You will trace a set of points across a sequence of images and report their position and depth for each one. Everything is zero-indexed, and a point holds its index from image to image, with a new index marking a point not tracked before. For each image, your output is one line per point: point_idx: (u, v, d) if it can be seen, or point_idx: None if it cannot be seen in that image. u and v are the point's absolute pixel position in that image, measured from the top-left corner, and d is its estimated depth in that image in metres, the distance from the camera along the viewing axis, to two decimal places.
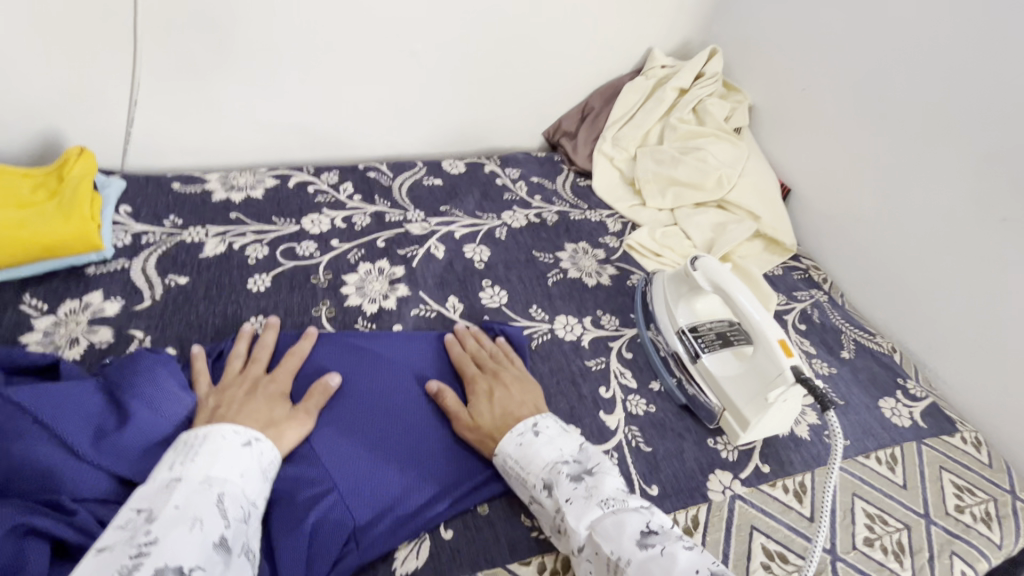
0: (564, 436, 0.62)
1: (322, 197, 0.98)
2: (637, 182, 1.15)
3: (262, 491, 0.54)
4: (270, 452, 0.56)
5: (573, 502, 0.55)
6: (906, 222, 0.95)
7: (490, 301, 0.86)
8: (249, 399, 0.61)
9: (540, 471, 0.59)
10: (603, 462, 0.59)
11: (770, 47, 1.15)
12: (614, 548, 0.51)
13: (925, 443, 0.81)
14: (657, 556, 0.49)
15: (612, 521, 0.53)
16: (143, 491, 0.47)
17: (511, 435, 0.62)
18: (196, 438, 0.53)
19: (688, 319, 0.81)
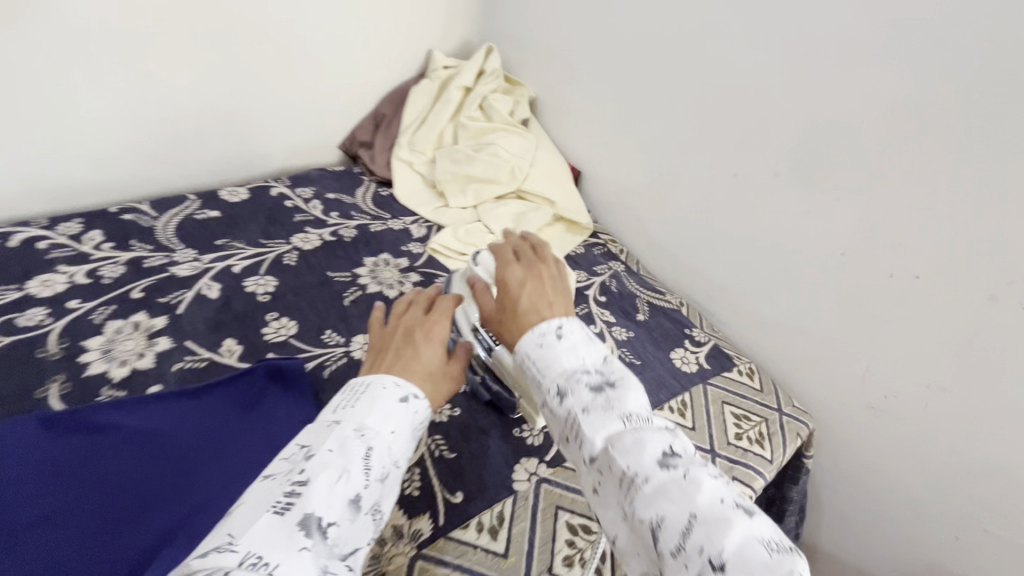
0: (588, 345, 0.54)
1: (57, 252, 0.83)
2: (439, 184, 1.14)
3: (407, 450, 0.53)
4: (425, 410, 0.55)
5: (590, 412, 0.48)
6: (672, 189, 1.05)
7: (276, 336, 0.80)
8: (416, 347, 0.59)
9: (556, 377, 0.52)
10: (631, 376, 0.52)
11: (539, 40, 1.20)
12: (631, 463, 0.44)
13: (709, 384, 0.90)
14: (679, 479, 0.43)
15: (632, 438, 0.45)
16: (309, 430, 0.50)
17: (532, 335, 0.55)
18: (360, 386, 0.55)
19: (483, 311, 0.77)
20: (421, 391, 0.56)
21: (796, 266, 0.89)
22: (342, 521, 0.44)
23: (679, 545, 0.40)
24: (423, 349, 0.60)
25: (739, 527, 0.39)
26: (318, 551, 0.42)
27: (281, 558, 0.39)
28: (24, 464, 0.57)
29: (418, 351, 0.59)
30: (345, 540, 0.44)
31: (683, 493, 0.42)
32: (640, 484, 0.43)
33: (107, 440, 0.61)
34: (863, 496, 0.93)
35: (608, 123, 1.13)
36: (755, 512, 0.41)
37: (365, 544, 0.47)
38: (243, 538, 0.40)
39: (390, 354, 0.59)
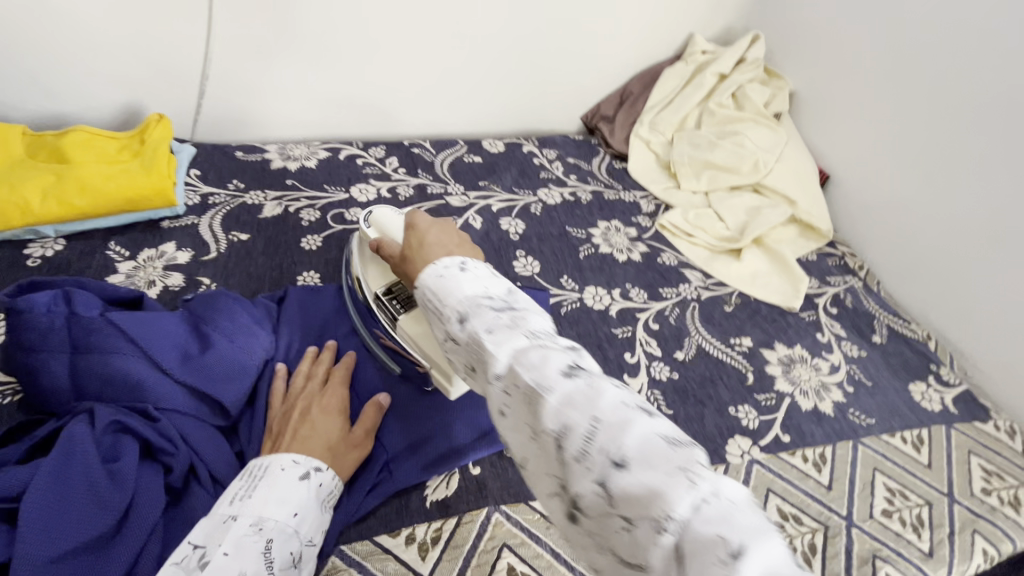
0: (496, 278, 0.49)
1: (369, 169, 1.04)
2: (672, 165, 1.16)
3: (320, 525, 0.51)
4: (330, 482, 0.54)
5: (493, 331, 0.43)
6: (953, 212, 0.95)
7: (523, 270, 0.91)
8: (311, 419, 0.58)
9: (457, 303, 0.46)
10: (534, 302, 0.47)
11: (816, 32, 1.14)
12: (534, 377, 0.40)
13: (955, 428, 0.81)
14: (582, 391, 0.39)
15: (536, 352, 0.41)
16: (203, 524, 0.47)
17: (434, 268, 0.50)
18: (259, 468, 0.52)
19: (384, 280, 0.69)
20: (321, 461, 0.54)
21: None
22: None
23: (582, 450, 0.36)
24: (320, 422, 0.58)
25: (642, 429, 0.36)
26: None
27: None
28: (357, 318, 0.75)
29: (314, 425, 0.57)
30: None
31: (620, 416, 0.37)
32: (543, 395, 0.39)
33: None
34: None
35: (882, 127, 1.05)
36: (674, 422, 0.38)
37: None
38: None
39: (286, 431, 0.56)
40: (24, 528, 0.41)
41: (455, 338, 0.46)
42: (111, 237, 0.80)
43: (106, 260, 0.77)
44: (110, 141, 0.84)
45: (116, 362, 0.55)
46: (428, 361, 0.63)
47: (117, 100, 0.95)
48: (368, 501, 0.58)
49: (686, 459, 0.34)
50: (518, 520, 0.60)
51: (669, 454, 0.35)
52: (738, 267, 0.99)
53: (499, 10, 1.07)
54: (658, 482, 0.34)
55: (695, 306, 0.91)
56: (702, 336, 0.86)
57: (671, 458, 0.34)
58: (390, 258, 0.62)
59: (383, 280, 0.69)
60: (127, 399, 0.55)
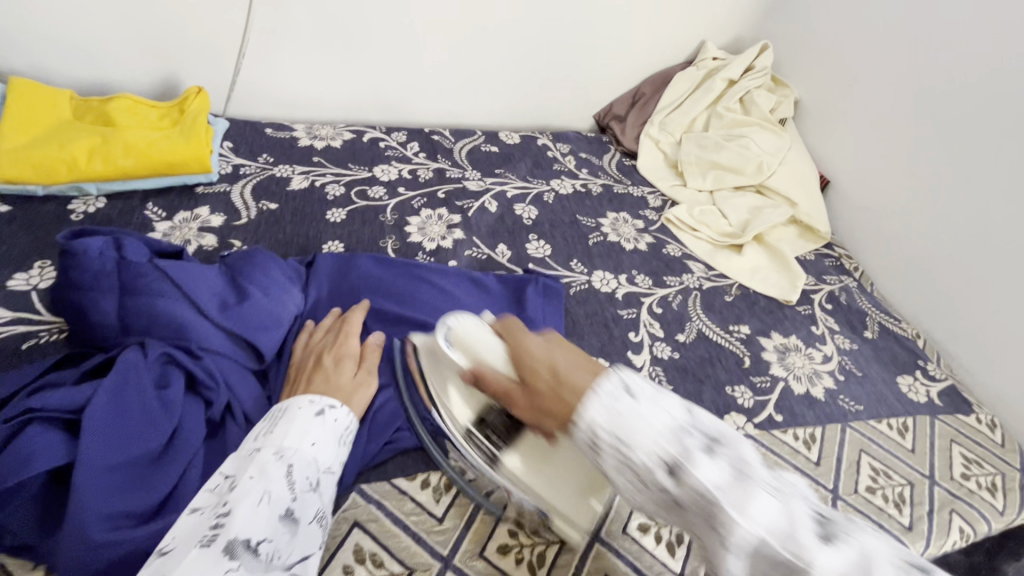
0: (663, 398, 0.46)
1: (391, 152, 1.09)
2: (680, 164, 1.21)
3: (339, 456, 0.54)
4: (345, 418, 0.57)
5: (721, 487, 0.40)
6: (946, 217, 1.00)
7: (535, 252, 0.96)
8: (321, 369, 0.61)
9: (654, 450, 0.42)
10: (722, 425, 0.45)
11: (822, 44, 1.19)
12: (786, 545, 0.38)
13: (939, 418, 0.85)
14: (845, 551, 0.37)
15: (780, 511, 0.39)
16: (231, 459, 0.49)
17: (597, 395, 0.45)
18: (279, 410, 0.55)
19: (468, 409, 0.62)
20: (335, 401, 0.57)
21: None
22: (272, 537, 0.44)
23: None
24: (334, 371, 0.61)
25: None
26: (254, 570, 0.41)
27: None
28: (381, 284, 0.79)
29: (329, 374, 0.61)
30: (284, 553, 0.44)
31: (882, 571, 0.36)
32: (807, 571, 0.37)
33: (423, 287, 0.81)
34: None
35: (881, 136, 1.10)
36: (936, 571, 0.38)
37: (314, 553, 0.47)
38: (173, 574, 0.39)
39: (301, 380, 0.60)
40: (87, 434, 0.45)
41: (651, 485, 0.42)
42: (148, 199, 0.84)
43: (144, 219, 0.81)
44: (151, 109, 0.88)
45: (164, 303, 0.59)
46: (549, 504, 0.58)
47: (157, 73, 1.00)
48: (385, 447, 0.62)
49: None
50: None
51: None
52: (739, 261, 1.03)
53: (522, 7, 1.12)
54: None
55: (697, 294, 0.95)
56: (702, 321, 0.91)
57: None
58: (503, 392, 0.55)
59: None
60: (171, 337, 0.59)
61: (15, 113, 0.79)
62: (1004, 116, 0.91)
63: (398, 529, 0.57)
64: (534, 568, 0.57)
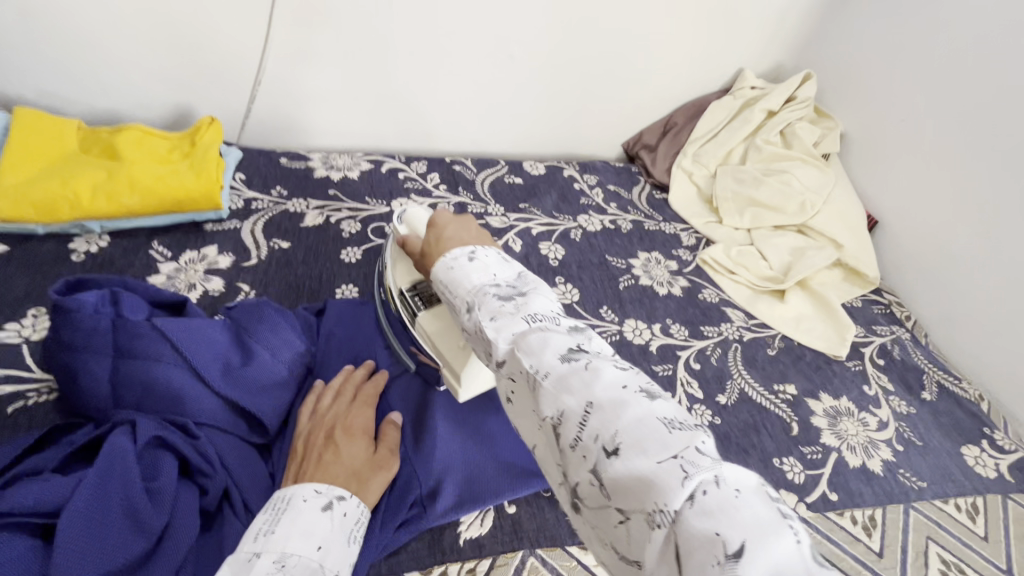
0: (500, 264, 0.51)
1: (410, 183, 1.04)
2: (715, 200, 1.14)
3: (347, 559, 0.47)
4: (355, 510, 0.50)
5: (496, 318, 0.44)
6: (1013, 268, 0.91)
7: (562, 297, 0.89)
8: (336, 446, 0.55)
9: (464, 295, 0.47)
10: (542, 285, 0.48)
11: (870, 76, 1.12)
12: (533, 363, 0.40)
13: (1011, 498, 0.76)
14: (580, 370, 0.38)
15: (536, 336, 0.41)
16: (225, 566, 0.43)
17: (442, 260, 0.51)
18: (282, 502, 0.48)
19: (409, 277, 0.66)
20: (346, 490, 0.51)
21: None
22: None
23: (576, 436, 0.36)
24: (346, 446, 0.55)
25: (637, 410, 0.35)
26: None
27: None
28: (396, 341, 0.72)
29: (341, 450, 0.54)
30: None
31: (582, 382, 0.37)
32: (594, 406, 0.36)
33: None
34: None
35: (938, 174, 1.01)
36: (663, 398, 0.37)
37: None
38: None
39: (310, 457, 0.53)
40: (59, 549, 0.39)
41: (467, 328, 0.47)
42: (154, 237, 0.80)
43: (148, 259, 0.76)
44: (161, 141, 0.84)
45: (161, 371, 0.54)
46: (442, 358, 0.61)
47: (170, 100, 0.96)
48: (399, 536, 0.55)
49: (682, 443, 0.33)
50: (555, 566, 0.57)
51: (662, 437, 0.34)
52: (782, 309, 0.96)
53: (552, 34, 1.06)
54: (648, 468, 0.32)
55: (737, 347, 0.88)
56: (745, 379, 0.83)
57: (665, 441, 0.33)
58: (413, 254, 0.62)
59: (417, 284, 0.66)
60: (167, 410, 0.53)
61: (19, 147, 0.75)
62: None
63: None
64: None
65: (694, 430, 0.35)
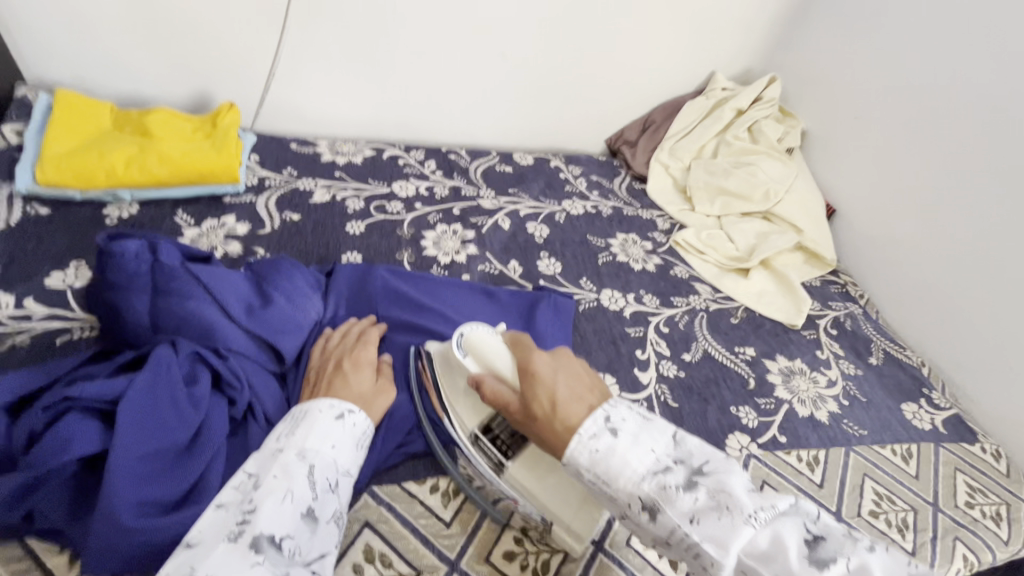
0: (647, 432, 0.50)
1: (409, 169, 1.13)
2: (689, 190, 1.24)
3: (357, 459, 0.56)
4: (363, 422, 0.58)
5: (700, 521, 0.44)
6: (949, 249, 1.02)
7: (546, 269, 0.98)
8: (344, 373, 0.63)
9: (632, 489, 0.47)
10: (708, 450, 0.49)
11: (828, 79, 1.23)
12: (776, 571, 0.42)
13: (943, 446, 0.85)
14: (843, 575, 0.40)
15: (768, 538, 0.43)
16: (254, 458, 0.52)
17: (580, 438, 0.50)
18: (300, 412, 0.56)
19: (477, 416, 0.63)
20: (354, 405, 0.59)
21: None
22: (296, 534, 0.46)
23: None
24: (355, 375, 0.63)
25: None
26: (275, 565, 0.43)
27: None
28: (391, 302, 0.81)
29: (348, 377, 0.63)
30: (303, 550, 0.46)
31: None
32: None
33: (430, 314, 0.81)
34: None
35: (888, 166, 1.12)
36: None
37: (332, 551, 0.49)
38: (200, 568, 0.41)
39: (323, 382, 0.62)
40: (122, 425, 0.47)
41: (646, 527, 0.48)
42: (178, 206, 0.89)
43: (173, 225, 0.85)
44: (186, 122, 0.93)
45: (194, 305, 0.62)
46: (550, 516, 0.57)
47: (192, 89, 1.05)
48: (396, 454, 0.64)
49: None
50: None
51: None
52: (746, 285, 1.05)
53: (540, 36, 1.17)
54: None
55: (704, 315, 0.97)
56: (709, 342, 0.92)
57: None
58: (498, 403, 0.58)
59: None
60: (200, 337, 0.61)
61: (61, 122, 0.84)
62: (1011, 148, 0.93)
63: (407, 532, 0.58)
64: None
65: None
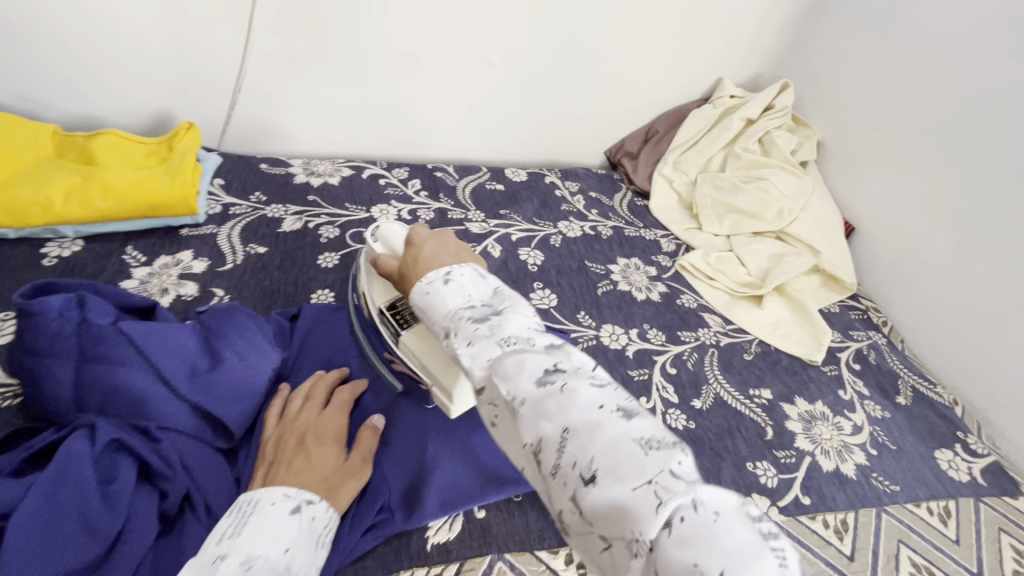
0: (476, 281, 0.50)
1: (391, 189, 1.04)
2: (695, 207, 1.14)
3: (314, 562, 0.46)
4: (324, 514, 0.50)
5: (471, 343, 0.44)
6: (984, 274, 0.92)
7: (540, 302, 0.89)
8: (307, 452, 0.54)
9: (439, 320, 0.47)
10: (519, 301, 0.48)
11: (846, 85, 1.14)
12: (509, 388, 0.39)
13: (984, 502, 0.76)
14: (555, 393, 0.38)
15: (512, 359, 0.41)
16: (186, 569, 0.41)
17: (418, 284, 0.51)
18: (246, 506, 0.47)
19: (386, 296, 0.66)
20: (315, 494, 0.51)
21: None
22: None
23: (557, 463, 0.36)
24: (318, 453, 0.55)
25: (613, 433, 0.35)
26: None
27: None
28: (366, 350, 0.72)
29: (311, 456, 0.54)
30: None
31: (559, 406, 0.37)
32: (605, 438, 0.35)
33: None
34: None
35: (912, 181, 1.03)
36: (640, 414, 0.37)
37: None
38: None
39: (279, 462, 0.53)
40: (3, 558, 0.38)
41: (448, 354, 0.47)
42: (128, 241, 0.79)
43: (121, 264, 0.76)
44: (139, 146, 0.84)
45: (124, 374, 0.53)
46: (428, 375, 0.60)
47: (150, 106, 0.96)
48: (366, 541, 0.55)
49: (658, 465, 0.33)
50: (523, 572, 0.57)
51: (641, 462, 0.34)
52: (760, 315, 0.96)
53: (532, 43, 1.07)
54: (623, 495, 0.33)
55: (714, 352, 0.88)
56: (721, 384, 0.83)
57: (641, 463, 0.34)
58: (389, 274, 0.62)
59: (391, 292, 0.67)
60: (130, 415, 0.52)
61: None
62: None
63: None
64: None
65: (673, 450, 0.35)
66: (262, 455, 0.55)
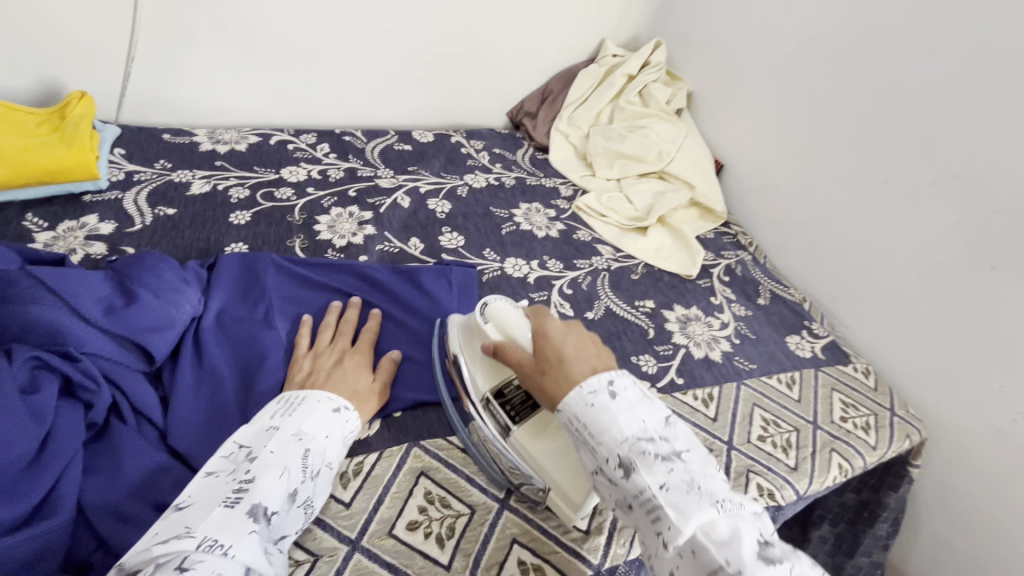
0: (644, 404, 0.55)
1: (300, 153, 1.08)
2: (589, 156, 1.27)
3: (341, 454, 0.57)
4: (356, 421, 0.60)
5: (670, 490, 0.49)
6: (821, 190, 1.10)
7: (448, 243, 0.98)
8: (345, 370, 0.66)
9: (615, 447, 0.51)
10: (687, 439, 0.54)
11: (709, 40, 1.29)
12: (727, 554, 0.45)
13: (822, 370, 0.94)
14: (781, 572, 0.45)
15: (726, 524, 0.47)
16: (247, 429, 0.53)
17: (580, 393, 0.55)
18: (296, 398, 0.58)
19: (493, 381, 0.66)
20: (349, 402, 0.61)
21: (937, 276, 0.92)
22: (282, 510, 0.48)
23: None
24: (351, 373, 0.66)
25: None
26: (263, 537, 0.46)
27: (233, 541, 0.43)
28: (281, 293, 0.77)
29: (347, 373, 0.65)
30: (279, 529, 0.48)
31: None
32: None
33: (323, 303, 0.78)
34: (963, 506, 0.94)
35: (764, 119, 1.20)
36: None
37: (293, 533, 0.51)
38: (197, 528, 0.43)
39: (322, 374, 0.64)
40: None
41: (616, 482, 0.52)
42: (27, 210, 0.80)
43: (22, 230, 0.77)
44: (29, 116, 0.84)
45: (37, 310, 0.57)
46: (549, 484, 0.60)
47: (36, 79, 0.94)
48: None
49: None
50: (435, 452, 0.65)
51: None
52: (645, 242, 1.10)
53: (423, 7, 1.14)
54: None
55: (605, 274, 1.01)
56: (611, 300, 0.96)
57: None
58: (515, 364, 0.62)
59: (493, 370, 0.67)
60: (48, 345, 0.56)
61: None
62: (859, 91, 1.01)
63: None
64: (444, 540, 0.59)
65: None
66: (298, 367, 0.65)
